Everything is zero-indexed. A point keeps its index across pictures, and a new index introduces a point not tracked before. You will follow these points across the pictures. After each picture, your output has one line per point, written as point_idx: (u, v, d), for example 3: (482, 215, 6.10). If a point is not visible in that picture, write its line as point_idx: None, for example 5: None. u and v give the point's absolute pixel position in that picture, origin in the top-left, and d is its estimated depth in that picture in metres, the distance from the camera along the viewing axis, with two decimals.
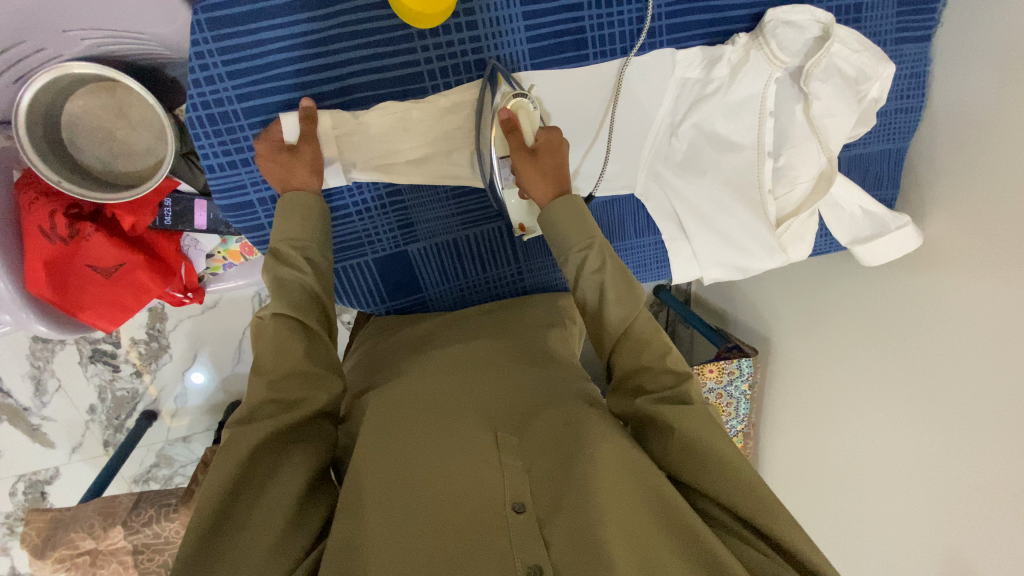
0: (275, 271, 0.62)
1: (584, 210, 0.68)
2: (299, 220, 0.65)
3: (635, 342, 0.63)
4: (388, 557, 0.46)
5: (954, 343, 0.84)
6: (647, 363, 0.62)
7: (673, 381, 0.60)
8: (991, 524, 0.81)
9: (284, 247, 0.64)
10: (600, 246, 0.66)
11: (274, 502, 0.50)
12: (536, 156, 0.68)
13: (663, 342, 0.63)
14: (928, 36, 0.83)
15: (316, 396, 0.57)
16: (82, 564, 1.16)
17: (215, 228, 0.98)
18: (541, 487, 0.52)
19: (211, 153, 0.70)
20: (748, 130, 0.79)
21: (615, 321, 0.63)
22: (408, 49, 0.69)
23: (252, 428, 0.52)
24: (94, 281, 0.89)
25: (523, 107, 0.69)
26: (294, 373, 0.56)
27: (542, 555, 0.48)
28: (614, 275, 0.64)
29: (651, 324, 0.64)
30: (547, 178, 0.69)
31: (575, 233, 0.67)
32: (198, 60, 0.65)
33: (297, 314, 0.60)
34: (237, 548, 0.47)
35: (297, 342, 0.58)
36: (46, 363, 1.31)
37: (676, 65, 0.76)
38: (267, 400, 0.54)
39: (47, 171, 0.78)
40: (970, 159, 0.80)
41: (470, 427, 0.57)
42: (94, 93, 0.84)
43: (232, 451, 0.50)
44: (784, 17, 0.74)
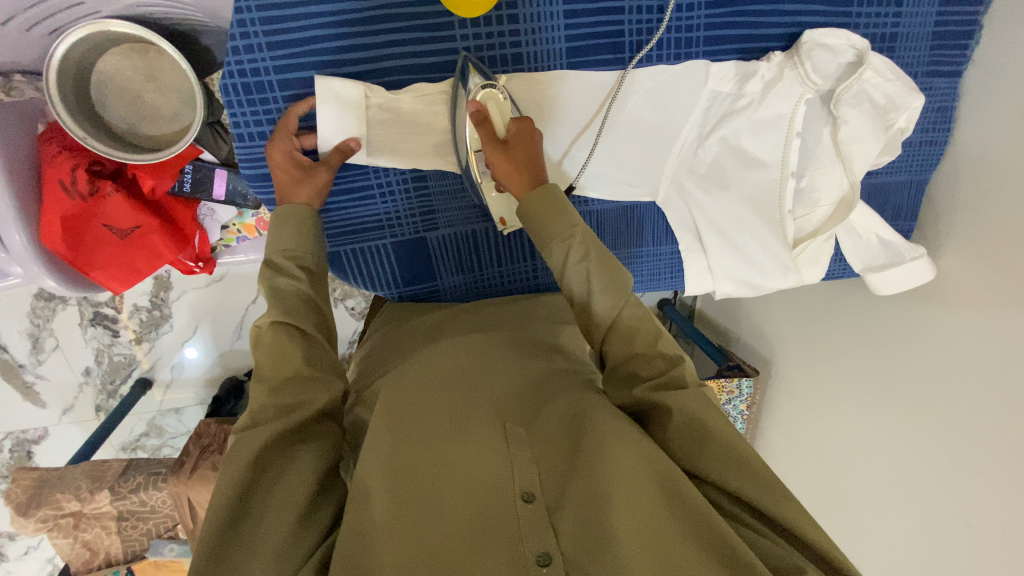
0: (273, 282, 0.62)
1: (560, 198, 0.67)
2: (292, 229, 0.65)
3: (624, 330, 0.62)
4: (397, 550, 0.46)
5: (955, 378, 0.84)
6: (639, 349, 0.61)
7: (664, 367, 0.59)
8: (982, 564, 0.81)
9: (278, 258, 0.64)
10: (582, 234, 0.64)
11: (282, 506, 0.49)
12: (506, 148, 0.68)
13: (653, 327, 0.62)
14: (959, 72, 0.83)
15: (317, 396, 0.57)
16: (65, 526, 1.15)
17: (232, 200, 0.97)
18: (549, 479, 0.53)
19: (242, 122, 0.70)
20: (774, 148, 0.80)
21: (603, 315, 0.62)
22: (447, 36, 0.70)
23: (257, 431, 0.52)
24: (108, 241, 0.89)
25: (492, 98, 0.69)
26: (294, 379, 0.57)
27: (552, 543, 0.48)
28: (598, 265, 0.63)
29: (638, 315, 0.62)
30: (519, 167, 0.68)
31: (557, 223, 0.65)
32: (240, 27, 0.65)
33: (293, 319, 0.60)
34: (246, 551, 0.47)
35: (294, 348, 0.58)
36: (46, 321, 1.31)
37: (710, 78, 0.76)
38: (270, 405, 0.54)
39: (74, 127, 0.78)
40: (991, 196, 0.80)
41: (479, 419, 0.57)
42: (127, 54, 0.84)
43: (239, 455, 0.50)
44: (820, 39, 0.74)
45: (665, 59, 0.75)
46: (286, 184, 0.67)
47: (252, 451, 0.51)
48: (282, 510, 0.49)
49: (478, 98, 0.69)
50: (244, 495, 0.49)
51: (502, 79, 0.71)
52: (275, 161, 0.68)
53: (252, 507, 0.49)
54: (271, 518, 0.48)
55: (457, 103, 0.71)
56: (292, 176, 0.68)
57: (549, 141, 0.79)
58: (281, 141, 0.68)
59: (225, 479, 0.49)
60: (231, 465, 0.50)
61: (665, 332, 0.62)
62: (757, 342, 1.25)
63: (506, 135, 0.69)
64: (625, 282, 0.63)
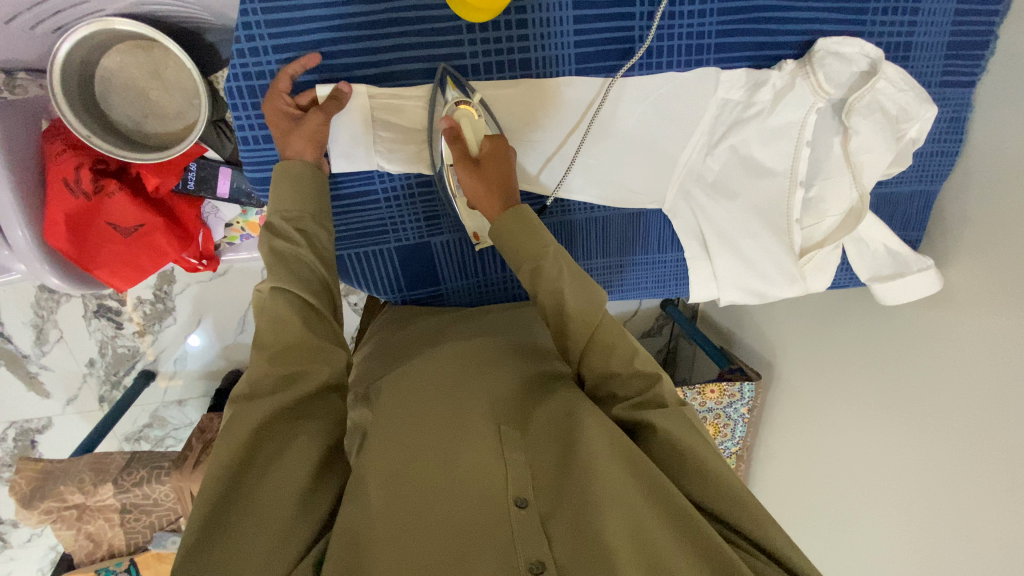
0: (273, 245, 0.61)
1: (535, 222, 0.66)
2: (289, 189, 0.64)
3: (601, 348, 0.62)
4: (391, 553, 0.46)
5: (958, 392, 0.84)
6: (616, 368, 0.61)
7: (642, 386, 0.60)
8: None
9: (277, 220, 0.63)
10: (554, 255, 0.63)
11: (280, 489, 0.49)
12: (480, 167, 0.67)
13: (630, 344, 0.61)
14: (973, 82, 0.82)
15: (316, 369, 0.56)
16: (69, 518, 1.16)
17: (236, 198, 0.96)
18: (543, 484, 0.53)
19: (247, 125, 0.69)
20: (783, 156, 0.79)
21: (578, 331, 0.62)
22: (455, 41, 0.69)
23: (255, 405, 0.52)
24: (113, 239, 0.88)
25: (467, 115, 0.69)
26: (294, 347, 0.56)
27: (546, 552, 0.47)
28: (572, 281, 0.63)
29: (612, 336, 0.62)
30: (490, 186, 0.67)
31: (523, 247, 0.64)
32: (245, 30, 0.64)
33: (295, 286, 0.59)
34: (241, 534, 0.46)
35: (293, 313, 0.57)
36: (50, 313, 1.31)
37: (719, 85, 0.76)
38: (269, 374, 0.55)
39: (78, 125, 0.78)
40: (1000, 209, 0.79)
41: (472, 422, 0.57)
42: (131, 51, 0.83)
43: (234, 430, 0.51)
44: (834, 47, 0.73)
45: (675, 66, 0.74)
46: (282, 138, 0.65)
47: (248, 425, 0.51)
48: (275, 496, 0.49)
49: (452, 115, 0.68)
50: (236, 480, 0.49)
51: (478, 97, 0.70)
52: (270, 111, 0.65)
53: (245, 488, 0.49)
54: (263, 505, 0.48)
55: (433, 114, 0.71)
56: (285, 131, 0.65)
57: (555, 148, 0.78)
58: (277, 93, 0.65)
59: (218, 454, 0.49)
60: (226, 442, 0.50)
61: (641, 350, 0.61)
62: (760, 346, 1.25)
63: (479, 154, 0.69)
64: (599, 298, 0.63)
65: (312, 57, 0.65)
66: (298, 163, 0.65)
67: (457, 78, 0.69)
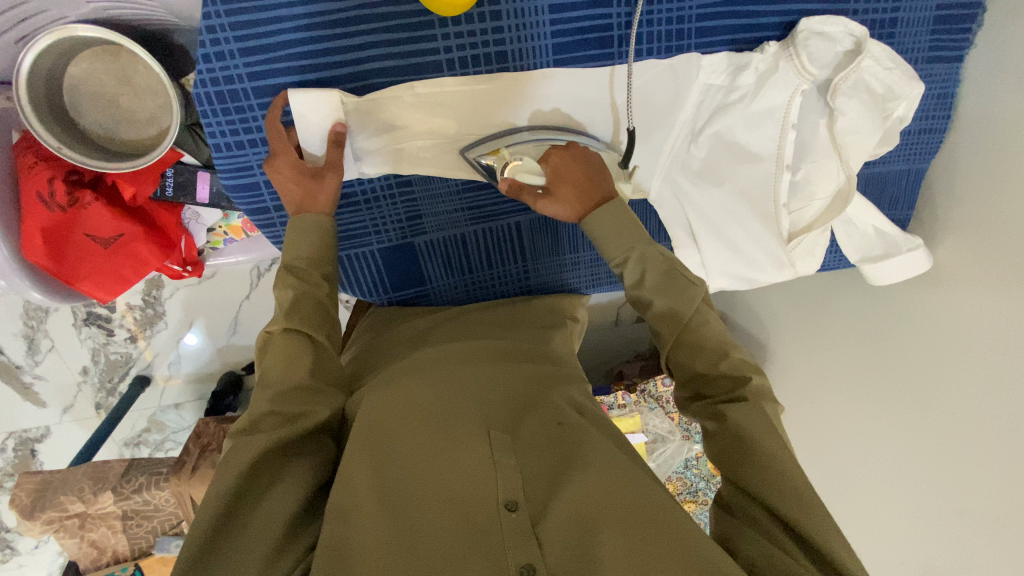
0: (285, 288, 0.63)
1: (627, 217, 0.66)
2: (306, 234, 0.65)
3: (689, 347, 0.64)
4: (377, 561, 0.47)
5: (952, 370, 0.84)
6: (703, 368, 0.63)
7: (732, 386, 0.61)
8: (965, 547, 0.81)
9: (293, 263, 0.64)
10: (639, 255, 0.65)
11: (274, 513, 0.49)
12: (554, 192, 0.66)
13: (718, 349, 0.63)
14: (960, 57, 0.81)
15: (318, 410, 0.58)
16: (71, 526, 1.16)
17: (217, 203, 0.94)
18: (533, 487, 0.53)
19: (218, 132, 0.68)
20: (768, 141, 0.78)
21: (667, 330, 0.65)
22: (428, 36, 0.67)
23: (252, 439, 0.52)
24: (91, 251, 0.87)
25: (517, 167, 0.67)
26: (298, 388, 0.58)
27: (536, 555, 0.48)
28: (657, 271, 0.65)
29: (700, 333, 0.64)
30: (581, 199, 0.67)
31: (616, 241, 0.66)
32: (209, 34, 0.63)
33: (306, 330, 0.61)
34: (237, 558, 0.46)
35: (304, 356, 0.60)
36: (39, 323, 1.30)
37: (701, 71, 0.74)
38: (270, 413, 0.55)
39: (47, 136, 0.76)
40: (992, 187, 0.79)
41: (463, 429, 0.58)
42: (98, 57, 0.81)
43: (231, 463, 0.50)
44: (816, 27, 0.71)
45: (655, 53, 0.73)
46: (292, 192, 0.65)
47: (248, 455, 0.51)
48: (272, 516, 0.49)
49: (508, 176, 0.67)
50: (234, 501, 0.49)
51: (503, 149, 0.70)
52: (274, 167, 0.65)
53: (239, 515, 0.48)
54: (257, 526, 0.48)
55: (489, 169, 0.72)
56: (305, 190, 0.66)
57: None
58: (280, 155, 0.65)
59: (218, 482, 0.49)
60: (222, 475, 0.50)
61: (731, 349, 0.63)
62: (753, 329, 1.25)
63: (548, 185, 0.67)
64: (695, 296, 0.64)
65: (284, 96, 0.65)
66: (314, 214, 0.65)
67: (481, 141, 0.74)
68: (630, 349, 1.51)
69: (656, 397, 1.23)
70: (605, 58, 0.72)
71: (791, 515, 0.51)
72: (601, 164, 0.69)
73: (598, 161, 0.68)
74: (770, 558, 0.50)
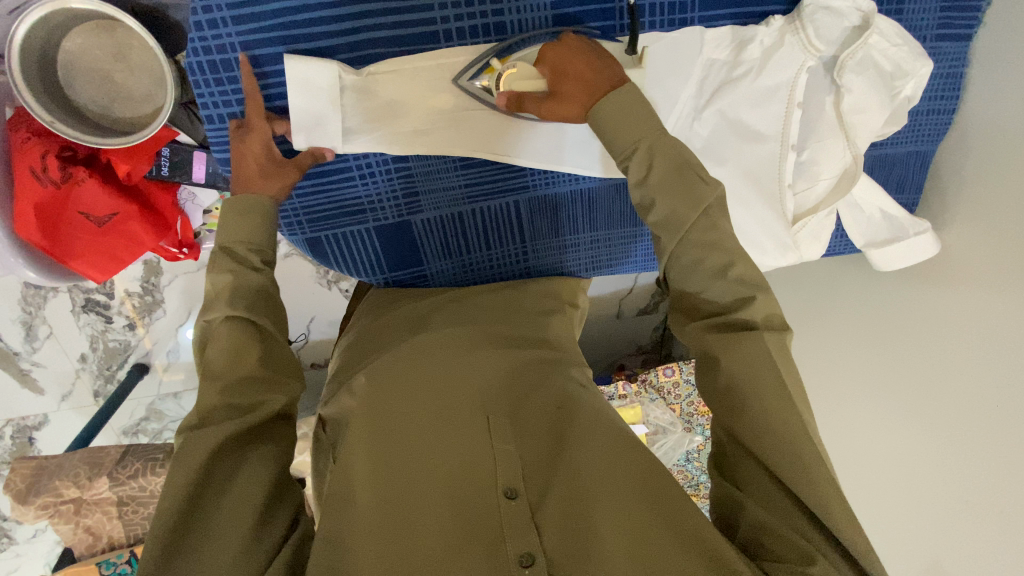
0: (236, 274, 0.61)
1: (637, 107, 0.60)
2: (251, 220, 0.63)
3: (685, 265, 0.59)
4: (372, 551, 0.46)
5: (958, 356, 0.81)
6: (703, 283, 0.58)
7: (732, 304, 0.58)
8: (969, 537, 0.76)
9: (238, 248, 0.62)
10: (647, 147, 0.59)
11: (240, 502, 0.48)
12: (557, 91, 0.63)
13: (722, 255, 0.58)
14: (969, 36, 0.79)
15: (272, 399, 0.57)
16: (66, 512, 1.15)
17: (214, 182, 0.93)
18: (533, 471, 0.52)
19: (210, 102, 0.67)
20: (773, 119, 0.76)
21: (666, 238, 0.59)
22: (425, 6, 0.65)
23: (206, 431, 0.51)
24: (86, 229, 0.87)
25: (512, 75, 0.66)
26: (248, 378, 0.56)
27: (535, 542, 0.47)
28: (664, 170, 0.59)
29: (708, 237, 0.58)
30: (581, 92, 0.62)
31: (620, 132, 0.60)
32: (202, 0, 0.62)
33: (251, 316, 0.60)
34: (206, 547, 0.46)
35: (252, 347, 0.58)
36: (38, 309, 1.30)
37: (705, 45, 0.72)
38: (221, 404, 0.54)
39: (40, 110, 0.75)
40: (1003, 168, 0.77)
41: (462, 415, 0.57)
42: (93, 31, 0.80)
43: (190, 454, 0.49)
44: (823, 1, 0.70)
45: (657, 26, 0.71)
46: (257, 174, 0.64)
47: (204, 451, 0.49)
48: (236, 511, 0.48)
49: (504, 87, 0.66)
50: (195, 496, 0.47)
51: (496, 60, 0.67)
52: (247, 148, 0.65)
53: (205, 503, 0.48)
54: (221, 523, 0.47)
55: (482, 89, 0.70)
56: (258, 167, 0.65)
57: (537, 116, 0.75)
58: (257, 124, 0.65)
59: (177, 474, 0.48)
60: (179, 468, 0.48)
61: (738, 259, 0.57)
62: None
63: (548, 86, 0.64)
64: (705, 196, 0.58)
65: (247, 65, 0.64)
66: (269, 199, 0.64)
67: (469, 68, 0.69)
68: (630, 343, 1.49)
69: (657, 388, 1.21)
70: (604, 30, 0.70)
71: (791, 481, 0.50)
72: (603, 52, 0.64)
73: (599, 52, 0.63)
74: (770, 530, 0.49)
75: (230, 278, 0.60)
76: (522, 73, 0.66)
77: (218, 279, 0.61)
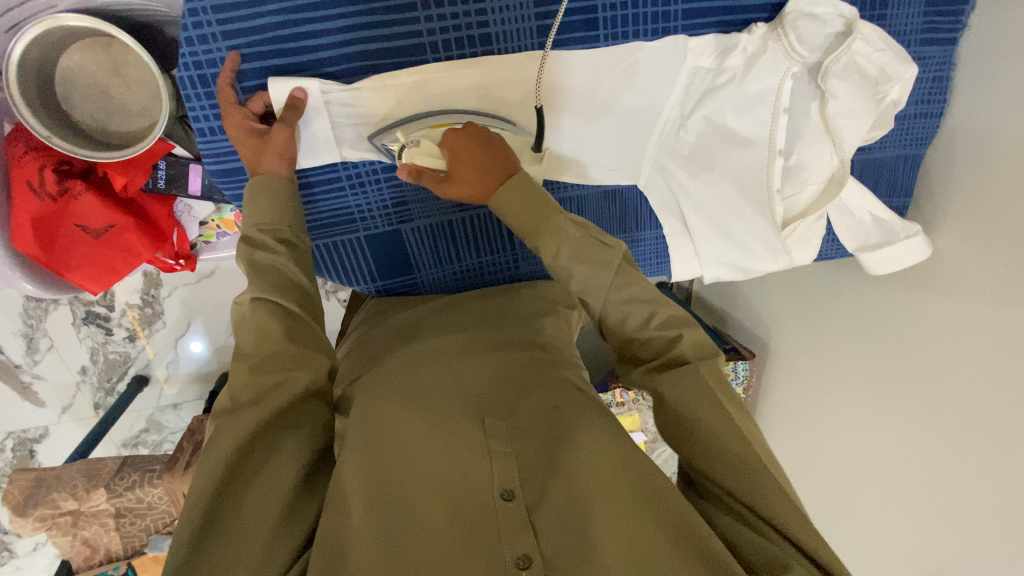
0: (251, 257, 0.60)
1: (533, 189, 0.64)
2: (266, 202, 0.63)
3: (618, 316, 0.63)
4: (370, 555, 0.46)
5: (956, 360, 0.81)
6: (633, 333, 0.62)
7: (662, 346, 0.61)
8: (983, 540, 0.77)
9: (255, 232, 0.62)
10: (553, 226, 0.63)
11: (265, 497, 0.48)
12: (453, 175, 0.64)
13: (644, 308, 0.62)
14: (954, 39, 0.79)
15: (298, 376, 0.54)
16: (64, 524, 1.15)
17: (209, 194, 0.96)
18: (528, 475, 0.53)
19: (202, 116, 0.68)
20: (760, 126, 0.77)
21: (591, 305, 0.63)
22: (412, 19, 0.67)
23: (235, 417, 0.50)
24: (83, 240, 0.88)
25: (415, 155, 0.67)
26: (275, 356, 0.55)
27: (531, 544, 0.47)
28: (586, 234, 0.63)
29: (627, 295, 0.62)
30: (480, 175, 0.63)
31: (522, 219, 0.63)
32: (192, 17, 0.63)
33: (273, 295, 0.58)
34: (231, 544, 0.45)
35: (275, 326, 0.56)
36: (39, 322, 1.31)
37: (689, 53, 0.73)
38: (248, 384, 0.52)
39: (38, 126, 0.78)
40: (992, 170, 0.77)
41: (457, 419, 0.57)
42: (90, 48, 0.81)
43: (219, 445, 0.49)
44: (807, 9, 0.70)
45: (642, 36, 0.72)
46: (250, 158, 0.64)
47: (228, 446, 0.48)
48: (266, 502, 0.48)
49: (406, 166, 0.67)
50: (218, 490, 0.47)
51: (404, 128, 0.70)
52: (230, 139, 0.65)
53: (230, 498, 0.47)
54: (249, 513, 0.47)
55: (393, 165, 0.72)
56: (251, 148, 0.64)
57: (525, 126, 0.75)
58: (229, 111, 0.64)
59: (204, 469, 0.47)
60: (211, 457, 0.48)
61: (659, 308, 0.62)
62: (753, 325, 1.22)
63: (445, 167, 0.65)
64: (612, 259, 0.63)
65: (233, 58, 0.64)
66: (278, 178, 0.64)
67: (384, 132, 0.71)
68: None
69: None
70: (589, 40, 0.71)
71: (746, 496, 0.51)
72: (495, 135, 0.65)
73: (494, 135, 0.65)
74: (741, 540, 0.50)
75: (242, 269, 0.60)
76: (423, 152, 0.67)
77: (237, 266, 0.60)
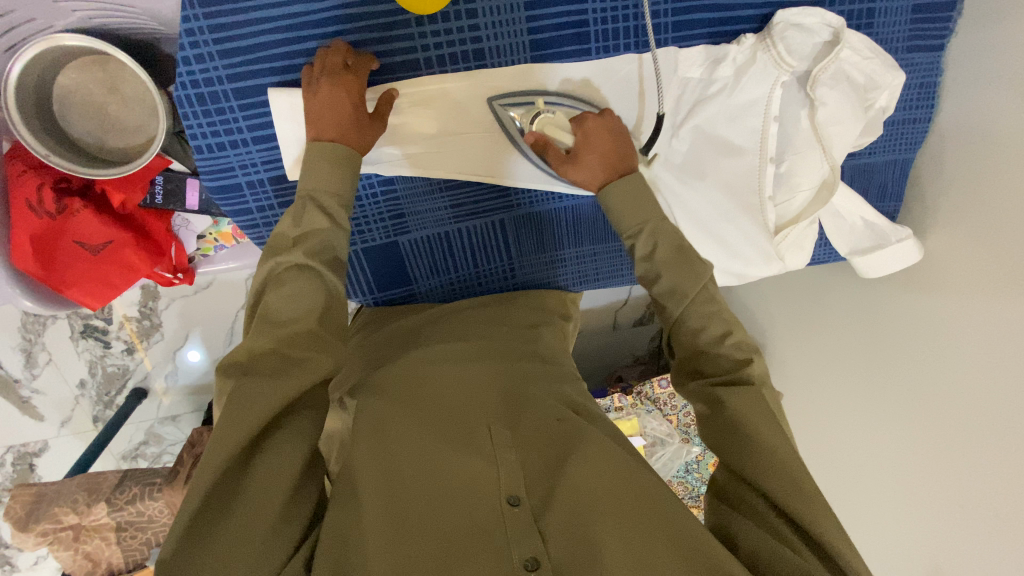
0: (325, 229, 0.60)
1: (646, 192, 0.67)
2: (327, 168, 0.61)
3: (692, 324, 0.63)
4: (378, 554, 0.46)
5: (946, 362, 0.81)
6: (705, 346, 0.62)
7: (731, 366, 0.61)
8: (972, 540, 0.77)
9: (317, 197, 0.60)
10: (651, 231, 0.66)
11: (272, 483, 0.46)
12: (581, 155, 0.68)
13: (723, 324, 0.62)
14: (940, 46, 0.81)
15: (324, 358, 0.53)
16: (65, 539, 1.15)
17: (207, 208, 0.95)
18: (534, 480, 0.53)
19: (199, 133, 0.69)
20: (751, 134, 0.78)
21: (671, 307, 0.64)
22: (406, 35, 0.68)
23: (258, 385, 0.48)
24: (81, 257, 0.89)
25: (548, 124, 0.70)
26: (307, 331, 0.53)
27: (539, 547, 0.47)
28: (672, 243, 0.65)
29: (707, 307, 0.63)
30: (604, 164, 0.68)
31: (631, 214, 0.67)
32: (188, 37, 0.64)
33: (321, 268, 0.58)
34: (232, 528, 0.44)
35: (318, 299, 0.56)
36: (37, 336, 1.31)
37: (678, 65, 0.75)
38: (275, 352, 0.51)
39: (36, 144, 0.78)
40: (979, 173, 0.78)
41: (463, 427, 0.58)
42: (85, 67, 0.82)
43: (238, 417, 0.46)
44: (793, 19, 0.72)
45: (632, 48, 0.73)
46: (332, 126, 0.62)
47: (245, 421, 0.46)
48: (269, 488, 0.46)
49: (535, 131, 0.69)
50: (220, 477, 0.45)
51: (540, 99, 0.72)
52: (339, 102, 0.62)
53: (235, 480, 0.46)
54: (256, 497, 0.45)
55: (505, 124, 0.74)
56: (351, 122, 0.63)
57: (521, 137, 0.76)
58: (353, 84, 0.63)
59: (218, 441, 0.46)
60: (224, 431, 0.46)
61: (735, 328, 0.62)
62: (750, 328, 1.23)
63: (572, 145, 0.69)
64: (702, 273, 0.64)
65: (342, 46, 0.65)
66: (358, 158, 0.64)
67: (515, 95, 0.72)
68: (627, 353, 1.49)
69: (653, 399, 1.22)
70: (581, 53, 0.72)
71: (794, 511, 0.51)
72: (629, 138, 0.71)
73: (629, 142, 0.70)
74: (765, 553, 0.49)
75: (292, 227, 0.59)
76: (555, 121, 0.70)
77: (293, 222, 0.59)
